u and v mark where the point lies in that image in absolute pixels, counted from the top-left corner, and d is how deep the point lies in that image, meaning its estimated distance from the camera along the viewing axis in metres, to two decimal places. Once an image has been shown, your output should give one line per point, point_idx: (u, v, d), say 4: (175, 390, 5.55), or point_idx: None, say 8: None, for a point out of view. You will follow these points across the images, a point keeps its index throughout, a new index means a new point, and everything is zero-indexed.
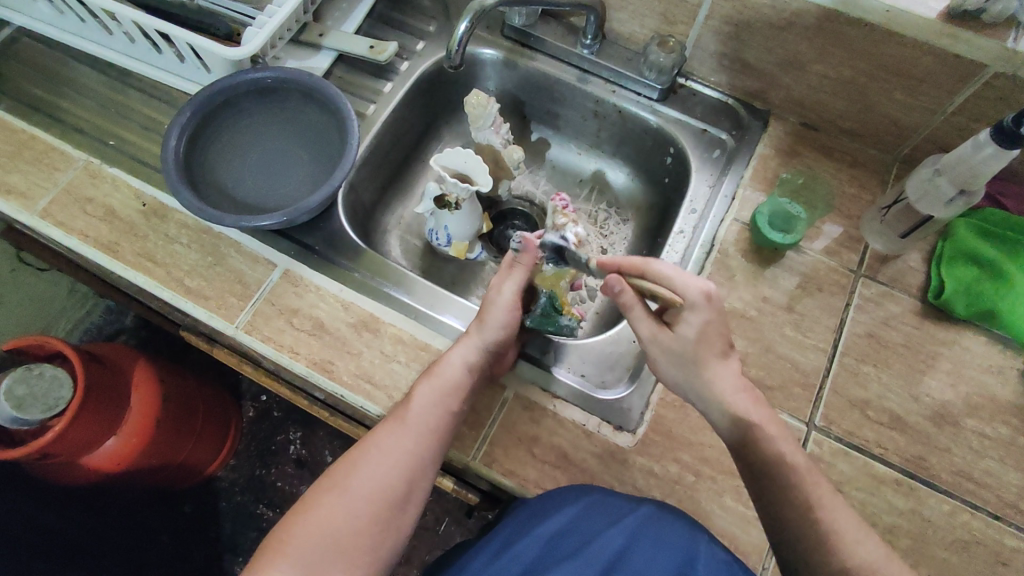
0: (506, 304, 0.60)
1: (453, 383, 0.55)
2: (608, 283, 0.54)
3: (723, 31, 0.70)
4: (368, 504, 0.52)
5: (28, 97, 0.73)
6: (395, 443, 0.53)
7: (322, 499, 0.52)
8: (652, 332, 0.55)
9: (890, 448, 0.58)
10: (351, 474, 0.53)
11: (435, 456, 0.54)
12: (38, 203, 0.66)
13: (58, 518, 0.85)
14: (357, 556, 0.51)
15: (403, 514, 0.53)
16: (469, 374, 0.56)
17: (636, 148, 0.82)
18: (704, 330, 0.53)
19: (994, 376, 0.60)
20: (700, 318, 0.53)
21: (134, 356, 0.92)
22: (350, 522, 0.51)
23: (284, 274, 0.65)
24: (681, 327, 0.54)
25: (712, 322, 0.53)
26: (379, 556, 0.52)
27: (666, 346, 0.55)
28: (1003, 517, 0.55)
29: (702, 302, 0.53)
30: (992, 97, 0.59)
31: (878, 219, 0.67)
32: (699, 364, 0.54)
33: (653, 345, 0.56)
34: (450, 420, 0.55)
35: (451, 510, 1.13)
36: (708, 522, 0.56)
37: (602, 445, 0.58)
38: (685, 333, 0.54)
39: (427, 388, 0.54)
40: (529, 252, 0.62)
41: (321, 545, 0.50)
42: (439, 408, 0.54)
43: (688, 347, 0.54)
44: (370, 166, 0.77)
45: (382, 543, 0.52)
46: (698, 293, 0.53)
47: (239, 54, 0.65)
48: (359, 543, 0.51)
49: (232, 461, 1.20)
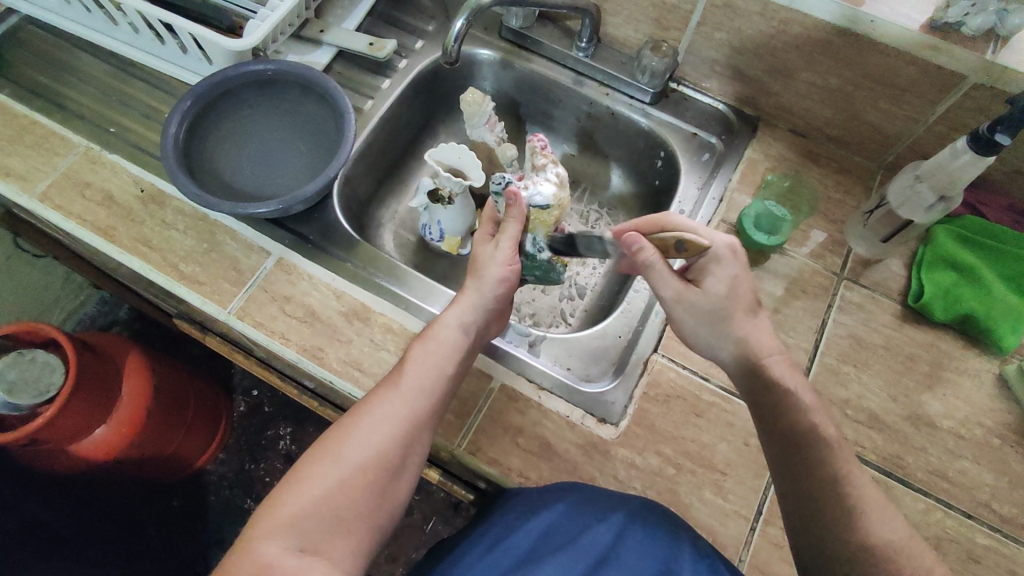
0: (497, 261, 0.61)
1: (449, 350, 0.56)
2: (626, 238, 0.54)
3: (714, 38, 0.71)
4: (363, 472, 0.51)
5: (31, 83, 0.74)
6: (390, 409, 0.53)
7: (313, 470, 0.51)
8: (677, 290, 0.56)
9: (868, 446, 0.59)
10: (344, 442, 0.52)
11: (430, 423, 0.55)
12: (37, 187, 0.67)
13: (43, 506, 0.83)
14: (351, 525, 0.50)
15: (398, 484, 0.53)
16: (465, 336, 0.58)
17: (627, 150, 0.84)
18: (732, 284, 0.55)
19: (971, 379, 0.62)
20: (728, 271, 0.55)
21: (128, 346, 0.93)
22: (344, 490, 0.50)
23: (278, 263, 0.66)
24: (708, 282, 0.56)
25: (739, 276, 0.55)
26: (373, 526, 0.51)
27: (694, 304, 0.55)
28: (976, 516, 0.57)
29: (728, 254, 0.55)
30: (971, 107, 0.61)
31: (861, 224, 0.68)
32: (727, 321, 0.55)
33: (679, 305, 0.56)
34: (445, 387, 0.56)
35: (438, 508, 1.14)
36: (688, 515, 0.57)
37: (586, 436, 0.59)
38: (713, 289, 0.56)
39: (423, 355, 0.56)
40: (517, 207, 0.60)
41: (315, 514, 0.49)
42: (434, 374, 0.55)
43: (716, 302, 0.55)
44: (367, 161, 0.78)
45: (376, 512, 0.51)
46: (724, 245, 0.56)
47: (240, 46, 0.66)
48: (353, 512, 0.50)
49: (221, 455, 1.20)
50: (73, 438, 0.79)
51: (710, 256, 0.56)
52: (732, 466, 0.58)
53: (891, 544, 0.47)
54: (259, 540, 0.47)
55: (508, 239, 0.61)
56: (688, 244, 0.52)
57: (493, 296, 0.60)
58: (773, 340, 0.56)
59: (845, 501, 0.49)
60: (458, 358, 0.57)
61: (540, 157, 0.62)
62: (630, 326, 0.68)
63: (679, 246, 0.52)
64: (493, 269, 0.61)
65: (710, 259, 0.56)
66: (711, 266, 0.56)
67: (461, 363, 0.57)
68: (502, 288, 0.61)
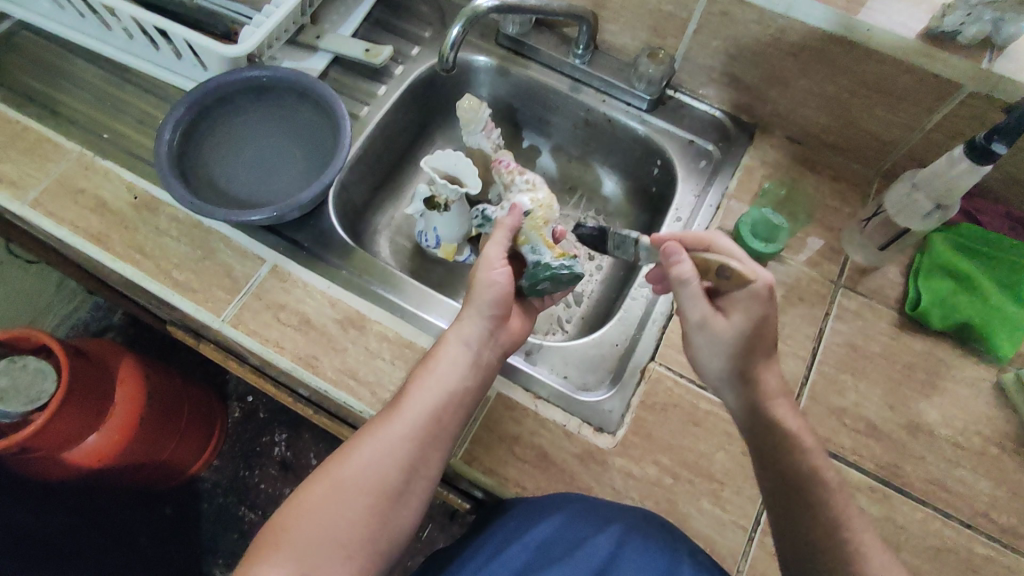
0: (488, 263, 0.60)
1: (451, 370, 0.56)
2: (669, 248, 0.54)
3: (711, 45, 0.71)
4: (364, 495, 0.51)
5: (23, 88, 0.74)
6: (391, 431, 0.53)
7: (314, 493, 0.51)
8: (704, 314, 0.54)
9: (865, 455, 0.59)
10: (343, 464, 0.52)
11: (434, 442, 0.54)
12: (29, 193, 0.66)
13: (34, 516, 0.83)
14: (354, 550, 0.50)
15: (401, 507, 0.53)
16: (468, 353, 0.57)
17: (625, 157, 0.84)
18: (758, 323, 0.53)
19: (969, 388, 0.62)
20: (757, 310, 0.53)
21: (121, 351, 0.91)
22: (345, 513, 0.50)
23: (272, 270, 0.65)
24: (734, 316, 0.54)
25: (767, 316, 0.53)
26: (377, 550, 0.51)
27: (715, 333, 0.54)
28: (974, 526, 0.56)
29: (764, 294, 0.52)
30: (967, 115, 0.61)
31: (859, 231, 0.69)
32: (741, 357, 0.54)
33: (702, 329, 0.54)
34: (449, 408, 0.55)
35: (434, 515, 1.13)
36: (685, 525, 0.56)
37: (582, 446, 0.59)
38: (737, 323, 0.54)
39: (426, 373, 0.56)
40: (512, 213, 0.63)
41: (318, 540, 0.49)
42: (437, 393, 0.55)
43: (738, 336, 0.53)
44: (361, 168, 0.78)
45: (379, 536, 0.51)
46: (765, 284, 0.52)
47: (236, 52, 0.66)
48: (356, 534, 0.50)
49: (215, 462, 1.19)
50: (64, 446, 0.78)
51: (746, 290, 0.53)
52: (730, 475, 0.57)
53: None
54: (260, 566, 0.47)
55: (496, 245, 0.61)
56: (731, 270, 0.53)
57: (491, 305, 0.59)
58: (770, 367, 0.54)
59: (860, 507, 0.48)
60: (462, 377, 0.56)
61: (506, 175, 0.71)
62: (628, 335, 0.68)
63: (721, 271, 0.54)
64: (485, 275, 0.60)
65: (746, 293, 0.53)
66: (743, 300, 0.53)
67: (465, 382, 0.56)
68: (494, 292, 0.59)
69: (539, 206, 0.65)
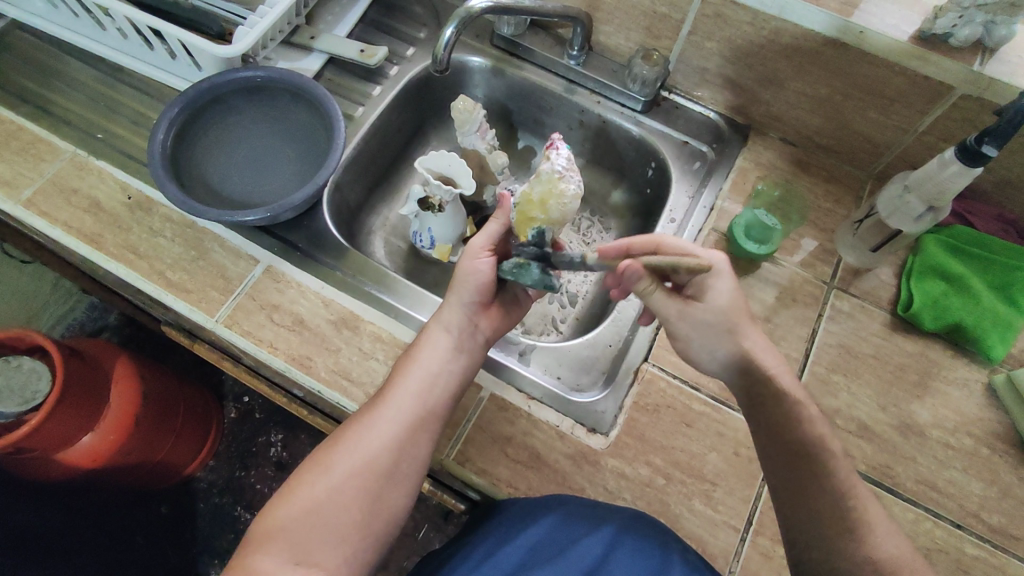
0: (470, 252, 0.59)
1: (434, 356, 0.56)
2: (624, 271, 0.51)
3: (705, 47, 0.72)
4: (353, 480, 0.51)
5: (18, 88, 0.73)
6: (378, 417, 0.53)
7: (305, 482, 0.51)
8: (678, 309, 0.54)
9: (857, 456, 0.59)
10: (334, 452, 0.52)
11: (422, 426, 0.54)
12: (22, 193, 0.66)
13: (35, 516, 0.84)
14: (347, 534, 0.50)
15: (393, 491, 0.53)
16: (452, 340, 0.58)
17: (620, 157, 0.84)
18: (733, 297, 0.54)
19: (960, 389, 0.62)
20: (727, 283, 0.54)
21: (115, 351, 0.91)
22: (336, 500, 0.50)
23: (266, 270, 0.65)
24: (710, 296, 0.54)
25: (737, 288, 0.55)
26: (370, 535, 0.51)
27: (698, 319, 0.54)
28: (965, 526, 0.56)
29: (724, 267, 0.55)
30: (959, 118, 0.62)
31: (851, 233, 0.69)
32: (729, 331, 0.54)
33: (682, 322, 0.54)
34: (436, 391, 0.55)
35: (430, 516, 1.13)
36: (677, 525, 0.56)
37: (575, 446, 0.59)
38: (716, 301, 0.54)
39: (410, 361, 0.56)
40: (500, 207, 0.60)
41: (308, 524, 0.49)
42: (422, 377, 0.55)
43: (719, 315, 0.54)
44: (356, 169, 0.78)
45: (372, 521, 0.51)
46: (718, 259, 0.55)
47: (229, 52, 0.66)
48: (347, 519, 0.50)
49: (210, 462, 1.19)
50: (60, 446, 0.78)
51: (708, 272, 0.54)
52: (722, 476, 0.58)
53: (896, 550, 0.47)
54: (254, 557, 0.47)
55: (484, 233, 0.59)
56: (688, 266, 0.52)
57: (473, 294, 0.59)
58: (773, 356, 0.54)
59: (853, 506, 0.48)
60: (446, 361, 0.56)
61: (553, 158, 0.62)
62: (620, 335, 0.69)
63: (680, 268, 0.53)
64: (469, 264, 0.59)
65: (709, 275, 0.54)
66: (710, 280, 0.54)
67: (450, 369, 0.57)
68: (477, 281, 0.59)
69: (528, 201, 0.59)
